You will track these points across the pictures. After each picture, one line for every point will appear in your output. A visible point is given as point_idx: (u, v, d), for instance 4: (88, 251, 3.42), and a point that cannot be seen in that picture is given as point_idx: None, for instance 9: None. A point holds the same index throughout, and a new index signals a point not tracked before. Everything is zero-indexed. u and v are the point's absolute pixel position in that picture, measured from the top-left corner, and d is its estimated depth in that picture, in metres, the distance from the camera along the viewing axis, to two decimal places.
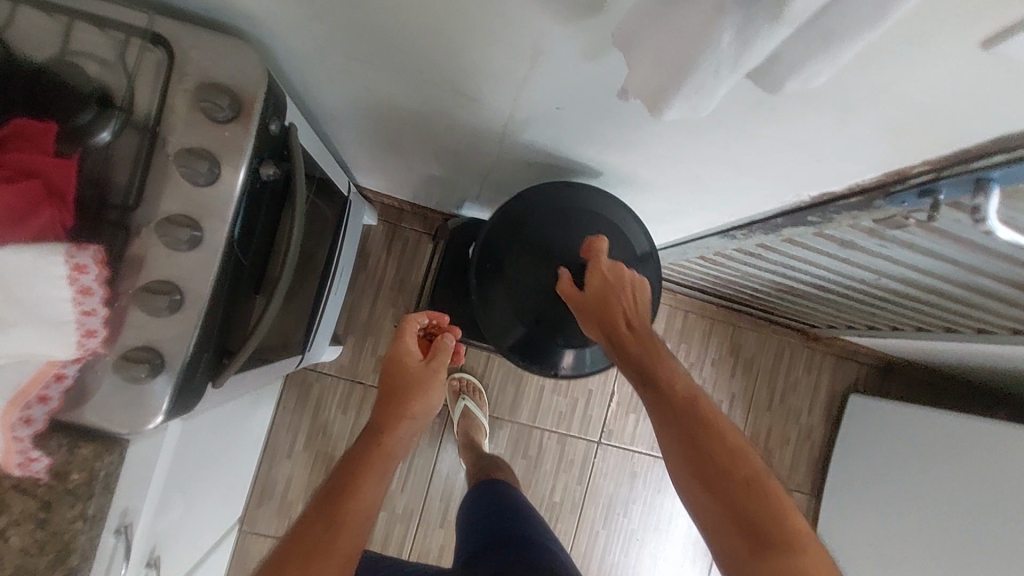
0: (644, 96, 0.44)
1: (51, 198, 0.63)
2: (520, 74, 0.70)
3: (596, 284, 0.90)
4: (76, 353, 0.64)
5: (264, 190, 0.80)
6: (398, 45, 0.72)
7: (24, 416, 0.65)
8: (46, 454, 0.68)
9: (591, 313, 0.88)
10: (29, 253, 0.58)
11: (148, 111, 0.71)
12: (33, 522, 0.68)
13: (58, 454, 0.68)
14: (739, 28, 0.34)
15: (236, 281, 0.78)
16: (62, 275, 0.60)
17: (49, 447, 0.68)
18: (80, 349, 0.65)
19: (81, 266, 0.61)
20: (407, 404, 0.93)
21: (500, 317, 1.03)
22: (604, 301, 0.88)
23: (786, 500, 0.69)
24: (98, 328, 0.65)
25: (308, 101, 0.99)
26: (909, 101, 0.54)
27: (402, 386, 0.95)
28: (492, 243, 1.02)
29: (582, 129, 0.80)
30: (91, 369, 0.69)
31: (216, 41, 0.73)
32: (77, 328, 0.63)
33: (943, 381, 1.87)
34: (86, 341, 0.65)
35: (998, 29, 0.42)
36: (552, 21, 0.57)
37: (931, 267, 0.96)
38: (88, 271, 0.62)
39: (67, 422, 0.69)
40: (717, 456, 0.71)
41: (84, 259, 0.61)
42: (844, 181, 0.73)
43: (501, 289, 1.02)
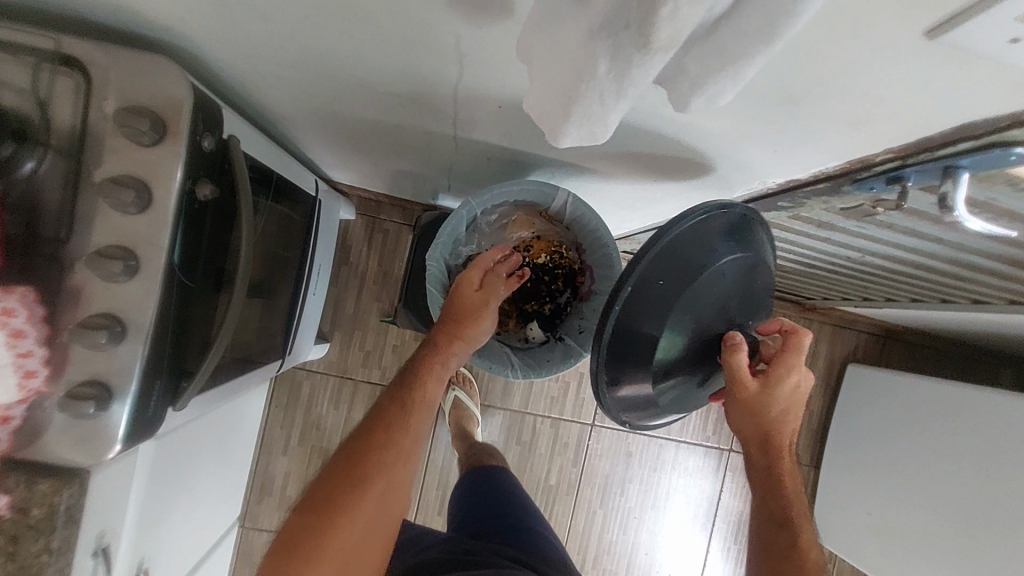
0: (541, 120, 0.41)
1: None
2: (454, 75, 0.66)
3: (780, 382, 0.86)
4: (18, 395, 0.67)
5: (206, 210, 0.78)
6: (324, 50, 0.68)
7: None
8: (4, 493, 0.68)
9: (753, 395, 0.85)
10: None
11: (70, 138, 0.69)
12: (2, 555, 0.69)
13: (16, 491, 0.69)
14: (612, 59, 0.32)
15: (186, 304, 0.78)
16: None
17: (7, 485, 0.68)
18: (21, 390, 0.67)
19: (8, 310, 0.66)
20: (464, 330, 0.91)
21: (619, 359, 0.84)
22: (769, 390, 0.85)
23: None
24: (37, 368, 0.68)
25: (254, 106, 0.95)
26: (855, 95, 0.49)
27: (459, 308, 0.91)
28: (662, 269, 0.79)
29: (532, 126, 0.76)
30: (39, 408, 0.68)
31: (133, 59, 0.69)
32: (16, 366, 0.67)
33: (944, 346, 1.83)
34: (28, 382, 0.67)
35: (936, 22, 0.38)
36: (469, 24, 0.53)
37: (915, 245, 0.91)
38: (16, 314, 0.67)
39: (23, 459, 0.69)
40: (787, 547, 0.85)
41: (14, 303, 0.66)
42: (807, 169, 0.69)
43: (645, 332, 0.82)
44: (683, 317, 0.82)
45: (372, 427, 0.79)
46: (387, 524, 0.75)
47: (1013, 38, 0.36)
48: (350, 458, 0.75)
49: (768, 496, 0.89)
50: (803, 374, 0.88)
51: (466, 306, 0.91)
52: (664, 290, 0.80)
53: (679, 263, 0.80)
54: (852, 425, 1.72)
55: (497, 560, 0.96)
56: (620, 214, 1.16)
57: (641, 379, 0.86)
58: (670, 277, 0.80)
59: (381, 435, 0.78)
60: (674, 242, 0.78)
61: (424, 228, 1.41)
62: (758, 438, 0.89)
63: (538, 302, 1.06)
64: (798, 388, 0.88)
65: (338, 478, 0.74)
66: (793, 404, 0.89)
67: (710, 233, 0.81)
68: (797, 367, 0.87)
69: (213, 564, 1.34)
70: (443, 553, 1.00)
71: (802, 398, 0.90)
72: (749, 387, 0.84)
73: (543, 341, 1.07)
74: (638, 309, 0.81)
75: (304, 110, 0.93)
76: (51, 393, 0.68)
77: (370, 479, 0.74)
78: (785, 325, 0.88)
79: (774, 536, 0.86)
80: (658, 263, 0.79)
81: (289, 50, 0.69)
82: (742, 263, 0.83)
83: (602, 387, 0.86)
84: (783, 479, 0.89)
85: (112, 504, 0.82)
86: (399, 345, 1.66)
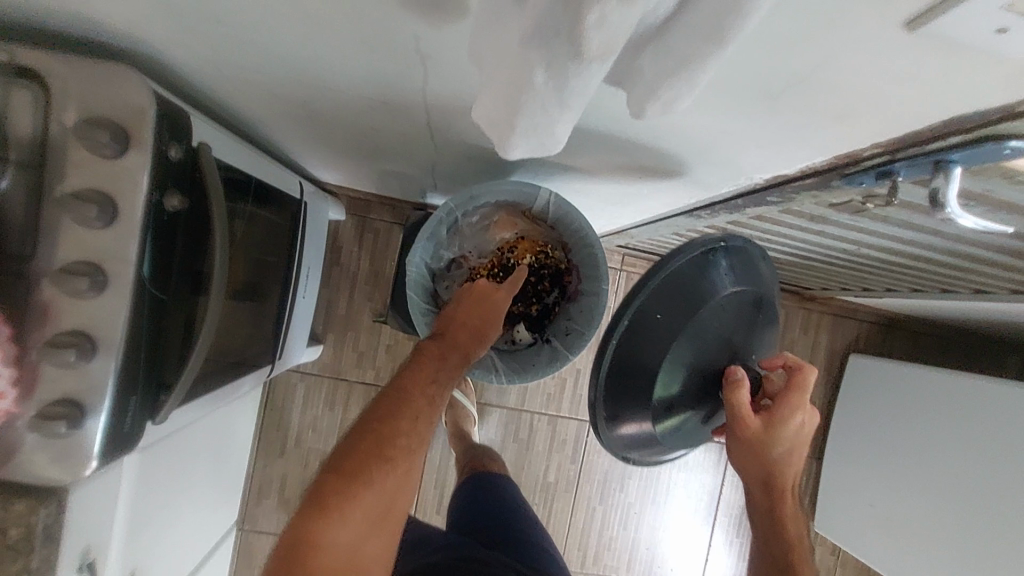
0: (492, 131, 0.39)
1: None
2: (420, 76, 0.63)
3: (783, 421, 0.83)
4: None
5: (177, 222, 0.76)
6: (286, 53, 0.66)
7: None
8: None
9: (756, 437, 0.82)
10: None
11: (30, 151, 0.67)
12: None
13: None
14: (549, 67, 0.29)
15: (161, 317, 0.76)
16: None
17: None
18: None
19: None
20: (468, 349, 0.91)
21: (619, 393, 0.85)
22: (773, 431, 0.83)
23: None
24: None
25: (227, 110, 0.93)
26: (837, 90, 0.46)
27: (471, 328, 0.91)
28: (660, 304, 0.81)
29: None
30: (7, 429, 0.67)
31: (92, 67, 0.67)
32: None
33: (948, 333, 1.80)
34: None
35: (914, 12, 0.35)
36: (423, 22, 0.50)
37: (911, 237, 0.87)
38: None
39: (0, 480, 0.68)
40: None
41: None
42: (793, 164, 0.66)
43: (646, 365, 0.82)
44: (683, 352, 0.82)
45: (378, 413, 0.77)
46: (387, 515, 0.73)
47: (999, 27, 0.33)
48: (361, 446, 0.74)
49: (769, 538, 0.87)
50: (809, 414, 0.85)
51: (478, 326, 0.93)
52: (662, 323, 0.81)
53: (677, 297, 0.81)
54: (855, 416, 1.70)
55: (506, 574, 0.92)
56: (609, 210, 1.14)
57: (642, 415, 0.86)
58: (668, 310, 0.81)
59: (383, 435, 0.75)
60: (672, 276, 0.80)
61: (412, 227, 1.39)
62: (760, 477, 0.86)
63: (525, 303, 1.05)
64: (803, 428, 0.85)
65: (349, 463, 0.72)
66: (798, 443, 0.86)
67: (708, 266, 0.82)
68: (802, 407, 0.83)
69: (208, 571, 1.34)
70: (448, 560, 0.97)
71: (807, 435, 0.87)
72: (750, 425, 0.81)
73: (530, 343, 1.05)
74: (637, 344, 0.82)
75: (279, 114, 0.91)
76: (21, 414, 0.67)
77: (368, 475, 0.72)
78: (789, 361, 0.84)
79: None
80: (655, 296, 0.80)
81: (250, 54, 0.67)
82: (744, 297, 0.84)
83: (601, 421, 0.87)
84: (786, 523, 0.87)
85: (96, 517, 0.81)
86: (393, 346, 1.65)
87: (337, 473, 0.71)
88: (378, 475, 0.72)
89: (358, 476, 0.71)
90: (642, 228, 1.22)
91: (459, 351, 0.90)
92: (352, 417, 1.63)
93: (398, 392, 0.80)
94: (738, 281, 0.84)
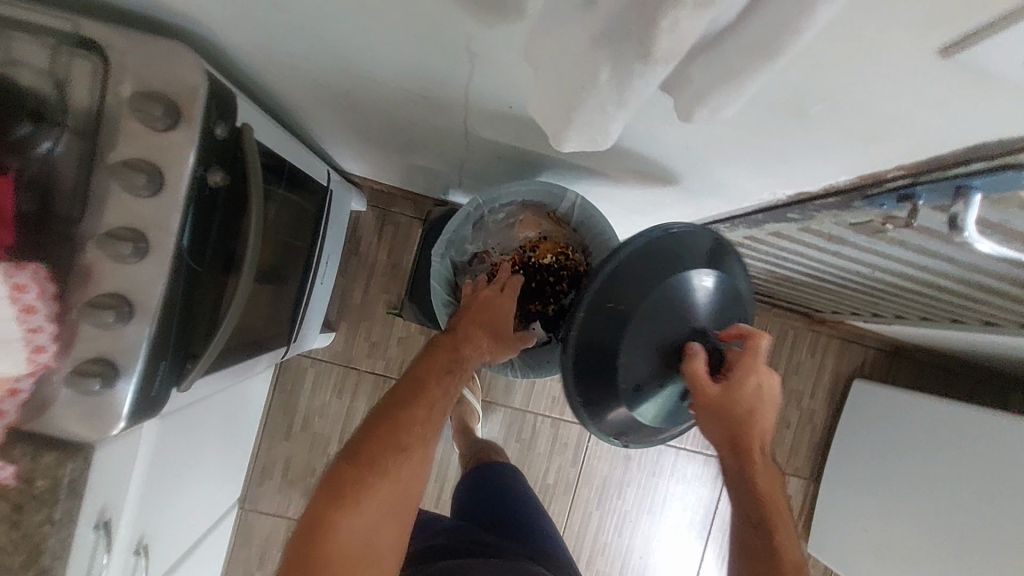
0: (547, 125, 0.42)
1: None
2: (464, 73, 0.66)
3: (741, 386, 0.80)
4: (28, 367, 0.68)
5: (217, 197, 0.80)
6: (337, 43, 0.68)
7: None
8: (11, 462, 0.70)
9: (718, 407, 0.80)
10: None
11: (86, 118, 0.70)
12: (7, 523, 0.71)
13: (22, 461, 0.71)
14: (612, 67, 0.32)
15: (194, 286, 0.79)
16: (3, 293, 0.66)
17: (13, 455, 0.71)
18: (31, 363, 0.68)
19: (20, 285, 0.66)
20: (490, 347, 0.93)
21: (591, 381, 0.88)
22: (733, 399, 0.80)
23: None
24: (47, 343, 0.69)
25: (269, 95, 0.96)
26: (868, 110, 0.48)
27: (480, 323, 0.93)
28: (610, 291, 0.86)
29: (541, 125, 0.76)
30: (41, 379, 0.69)
31: (151, 44, 0.70)
32: (26, 341, 0.67)
33: (953, 366, 1.80)
34: (37, 356, 0.68)
35: (948, 41, 0.37)
36: (476, 20, 0.53)
37: (925, 264, 0.89)
38: (29, 289, 0.66)
39: (32, 431, 0.71)
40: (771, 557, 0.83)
41: (25, 277, 0.66)
42: (817, 182, 0.68)
43: (606, 345, 0.86)
44: (636, 335, 0.86)
45: (394, 400, 0.80)
46: (403, 504, 0.75)
47: None
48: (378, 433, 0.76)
49: (745, 503, 0.85)
50: (770, 375, 0.82)
51: (489, 322, 0.93)
52: (616, 310, 0.86)
53: (625, 284, 0.86)
54: (856, 441, 1.70)
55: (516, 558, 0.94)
56: (630, 218, 1.16)
57: (615, 401, 0.88)
58: (618, 298, 0.86)
59: (398, 424, 0.77)
60: (619, 267, 0.86)
61: (434, 222, 1.42)
62: (731, 444, 0.84)
63: (542, 303, 1.05)
64: (764, 389, 0.82)
65: (364, 453, 0.74)
66: (761, 405, 0.83)
67: (654, 253, 0.87)
68: (758, 370, 0.80)
69: (209, 545, 1.35)
70: (457, 544, 0.98)
71: (771, 396, 0.83)
72: (708, 393, 0.80)
73: (545, 341, 1.06)
74: (595, 332, 0.87)
75: (319, 101, 0.94)
76: (58, 368, 0.70)
77: (384, 466, 0.74)
78: (742, 328, 0.83)
79: (752, 539, 0.85)
80: (607, 285, 0.86)
81: (302, 43, 0.70)
82: (698, 277, 0.87)
83: (581, 411, 0.90)
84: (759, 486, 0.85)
85: (115, 478, 0.84)
86: (404, 338, 1.67)
87: (354, 461, 0.73)
88: (394, 462, 0.75)
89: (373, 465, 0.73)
90: None
91: (469, 345, 0.89)
92: (359, 404, 1.65)
93: (415, 380, 0.83)
94: (691, 263, 0.87)
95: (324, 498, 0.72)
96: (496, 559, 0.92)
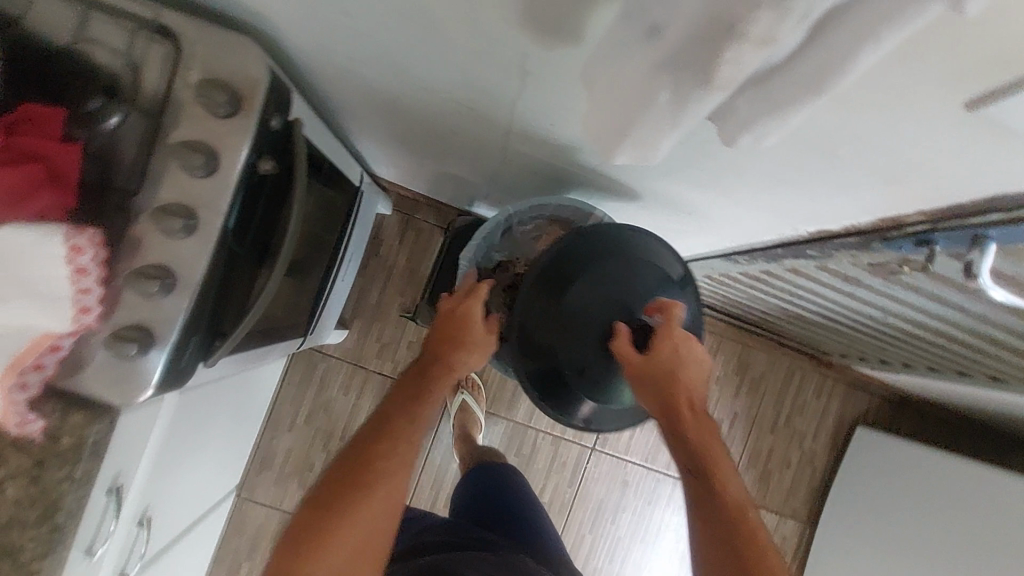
0: (600, 138, 0.46)
1: (52, 181, 0.68)
2: (512, 89, 0.70)
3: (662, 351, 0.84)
4: (71, 327, 0.69)
5: (263, 185, 0.84)
6: (394, 51, 0.73)
7: (19, 382, 0.69)
8: (41, 417, 0.73)
9: (643, 375, 0.83)
10: (30, 233, 0.64)
11: (153, 99, 0.75)
12: (28, 477, 0.73)
13: (51, 417, 0.73)
14: (673, 89, 0.35)
15: (232, 267, 0.82)
16: (61, 255, 0.66)
17: (43, 410, 0.73)
18: (75, 323, 0.69)
19: (78, 248, 0.67)
20: (456, 362, 0.92)
21: (540, 372, 0.93)
22: (656, 364, 0.83)
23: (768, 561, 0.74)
24: (92, 304, 0.70)
25: (318, 94, 1.01)
26: (895, 153, 0.52)
27: (449, 340, 0.92)
28: (537, 287, 0.92)
29: (578, 143, 0.80)
30: (81, 340, 0.73)
31: (221, 37, 0.75)
32: (73, 303, 0.69)
33: (957, 422, 1.80)
34: (81, 316, 0.70)
35: (978, 95, 0.40)
36: (534, 40, 0.57)
37: (937, 311, 0.91)
38: (84, 253, 0.67)
39: (64, 389, 0.74)
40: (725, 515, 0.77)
41: (82, 240, 0.67)
42: (839, 221, 0.71)
43: (544, 339, 0.91)
44: (570, 326, 0.90)
45: (356, 444, 0.80)
46: (369, 548, 0.74)
47: None
48: (347, 463, 0.77)
49: (693, 467, 0.81)
50: (693, 340, 0.86)
51: (460, 339, 0.93)
52: (545, 305, 0.92)
53: (547, 279, 0.92)
54: (855, 489, 1.70)
55: (510, 554, 0.97)
56: None
57: (566, 392, 0.93)
58: (544, 293, 0.92)
59: (359, 468, 0.76)
60: (541, 265, 0.93)
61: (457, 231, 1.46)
62: (665, 408, 0.84)
63: None
64: (684, 352, 0.85)
65: (326, 497, 0.74)
66: (687, 367, 0.85)
67: (570, 247, 0.93)
68: (675, 335, 0.84)
69: (204, 529, 1.36)
70: (453, 540, 1.01)
71: (695, 358, 0.86)
72: (635, 363, 0.84)
73: None
74: (533, 327, 0.92)
75: (366, 105, 0.99)
76: (97, 331, 0.73)
77: (346, 510, 0.73)
78: (662, 301, 0.88)
79: (709, 504, 0.78)
80: (533, 283, 0.93)
81: (362, 49, 0.75)
82: (617, 265, 0.91)
83: (541, 404, 0.96)
84: (705, 448, 0.82)
85: (133, 446, 0.86)
86: (415, 342, 1.69)
87: (315, 507, 0.73)
88: (356, 504, 0.74)
89: (335, 511, 0.73)
90: None
91: (440, 370, 0.90)
92: (364, 404, 1.67)
93: (378, 422, 0.82)
94: (611, 251, 0.92)
95: (287, 549, 0.71)
96: (491, 555, 0.95)
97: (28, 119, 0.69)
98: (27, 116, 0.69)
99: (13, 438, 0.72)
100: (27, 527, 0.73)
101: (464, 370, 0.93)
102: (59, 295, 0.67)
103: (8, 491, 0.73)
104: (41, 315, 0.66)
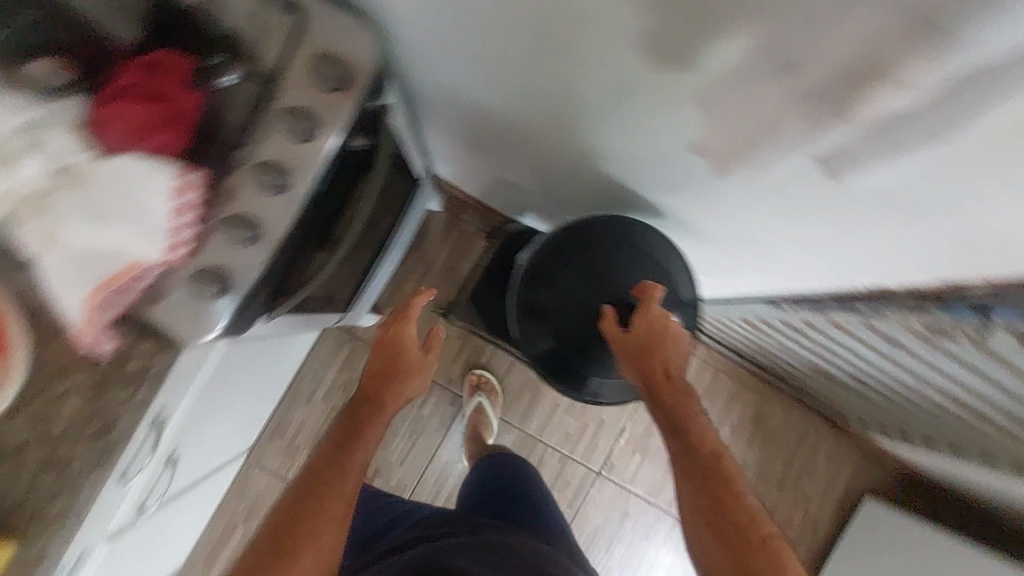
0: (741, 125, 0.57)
1: (174, 122, 0.74)
2: (609, 107, 0.74)
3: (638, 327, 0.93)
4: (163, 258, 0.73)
5: (350, 160, 0.89)
6: (500, 59, 0.77)
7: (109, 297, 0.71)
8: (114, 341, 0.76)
9: (622, 348, 0.93)
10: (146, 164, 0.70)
11: (268, 64, 0.80)
12: (90, 394, 0.76)
13: (123, 342, 0.77)
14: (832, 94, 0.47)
15: (308, 232, 0.87)
16: (168, 190, 0.71)
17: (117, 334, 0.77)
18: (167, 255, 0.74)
19: (185, 186, 0.73)
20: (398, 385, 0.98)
21: (541, 339, 1.10)
22: (632, 339, 0.92)
23: (743, 512, 0.78)
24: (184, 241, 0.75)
25: (408, 87, 1.06)
26: (977, 223, 0.54)
27: (383, 370, 0.98)
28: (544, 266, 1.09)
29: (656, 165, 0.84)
30: (165, 277, 0.77)
31: (341, 18, 0.81)
32: (169, 236, 0.73)
33: (966, 511, 1.77)
34: (174, 250, 0.74)
35: None
36: (652, 66, 0.61)
37: (976, 386, 0.92)
38: (188, 193, 0.73)
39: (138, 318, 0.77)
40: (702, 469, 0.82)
41: (190, 180, 0.74)
42: (901, 279, 0.73)
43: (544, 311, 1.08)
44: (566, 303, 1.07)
45: (305, 481, 0.84)
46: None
47: None
48: (303, 511, 0.81)
49: (674, 426, 0.87)
50: (672, 320, 0.93)
51: (396, 366, 0.99)
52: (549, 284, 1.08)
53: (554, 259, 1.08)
54: (854, 560, 1.67)
55: (501, 530, 1.04)
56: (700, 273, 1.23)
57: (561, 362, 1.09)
58: (549, 272, 1.08)
59: (309, 509, 0.81)
60: (546, 246, 1.10)
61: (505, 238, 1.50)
62: (644, 378, 0.91)
63: None
64: (660, 327, 0.92)
65: (281, 538, 0.79)
66: (662, 339, 0.91)
67: (574, 233, 1.08)
68: (649, 312, 0.93)
69: (212, 485, 1.38)
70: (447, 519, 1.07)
71: (673, 335, 0.92)
72: (616, 338, 0.95)
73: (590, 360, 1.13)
74: (537, 302, 1.09)
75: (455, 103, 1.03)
76: (181, 270, 0.77)
77: (296, 551, 0.78)
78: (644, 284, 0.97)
79: (693, 461, 0.83)
80: (539, 263, 1.10)
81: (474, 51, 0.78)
82: (611, 252, 1.06)
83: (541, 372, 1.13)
84: (681, 409, 0.87)
85: (182, 386, 0.89)
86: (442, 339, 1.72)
87: (271, 546, 0.79)
88: (307, 543, 0.79)
89: (288, 553, 0.78)
90: (722, 303, 1.31)
91: (379, 400, 0.96)
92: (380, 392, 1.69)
93: (325, 460, 0.86)
94: (611, 239, 1.06)
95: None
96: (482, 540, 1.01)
97: (158, 65, 0.75)
98: (157, 62, 0.75)
99: (83, 355, 0.75)
100: (78, 443, 0.76)
101: (404, 398, 0.99)
102: (152, 228, 0.70)
103: (67, 405, 0.76)
104: (140, 242, 0.70)
